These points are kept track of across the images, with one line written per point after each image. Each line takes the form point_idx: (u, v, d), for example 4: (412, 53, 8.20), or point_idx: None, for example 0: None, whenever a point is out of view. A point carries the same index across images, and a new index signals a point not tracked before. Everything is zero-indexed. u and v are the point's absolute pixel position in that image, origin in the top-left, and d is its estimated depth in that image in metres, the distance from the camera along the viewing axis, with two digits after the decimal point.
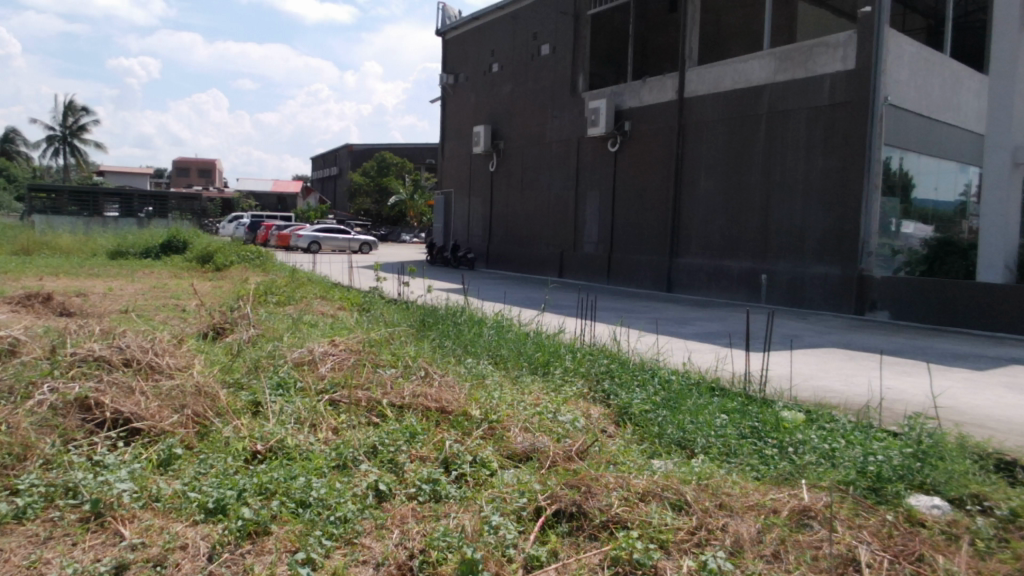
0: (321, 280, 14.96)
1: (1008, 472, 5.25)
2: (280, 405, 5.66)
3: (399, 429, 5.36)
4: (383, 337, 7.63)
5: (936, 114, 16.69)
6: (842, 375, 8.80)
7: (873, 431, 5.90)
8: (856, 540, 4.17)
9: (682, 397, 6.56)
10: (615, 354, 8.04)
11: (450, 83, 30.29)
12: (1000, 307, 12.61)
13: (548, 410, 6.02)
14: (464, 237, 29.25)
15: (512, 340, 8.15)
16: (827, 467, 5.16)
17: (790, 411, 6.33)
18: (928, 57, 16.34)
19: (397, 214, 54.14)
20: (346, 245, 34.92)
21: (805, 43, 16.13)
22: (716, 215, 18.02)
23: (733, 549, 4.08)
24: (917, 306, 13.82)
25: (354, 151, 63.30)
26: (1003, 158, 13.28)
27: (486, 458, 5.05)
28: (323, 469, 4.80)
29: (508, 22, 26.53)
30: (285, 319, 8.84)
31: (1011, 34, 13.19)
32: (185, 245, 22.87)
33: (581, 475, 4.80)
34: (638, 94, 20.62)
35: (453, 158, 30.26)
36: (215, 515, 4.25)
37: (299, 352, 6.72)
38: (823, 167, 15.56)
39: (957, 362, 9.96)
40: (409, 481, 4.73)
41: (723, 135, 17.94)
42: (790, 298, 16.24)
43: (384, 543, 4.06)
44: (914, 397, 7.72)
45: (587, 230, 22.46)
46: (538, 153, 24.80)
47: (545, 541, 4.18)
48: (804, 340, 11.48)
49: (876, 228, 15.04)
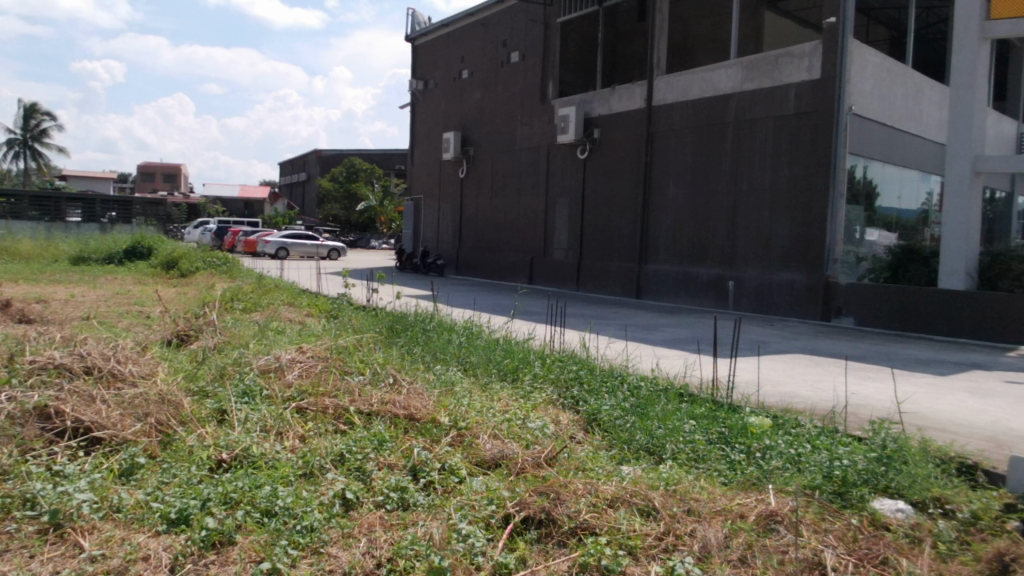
0: (288, 286, 14.83)
1: (970, 475, 5.33)
2: (246, 413, 5.58)
3: (367, 437, 5.31)
4: (351, 344, 7.57)
5: (899, 123, 16.98)
6: (808, 381, 8.90)
7: (839, 436, 5.97)
8: (821, 544, 4.21)
9: (651, 403, 6.60)
10: (584, 360, 8.07)
11: (419, 90, 30.23)
12: (961, 313, 12.87)
13: (517, 416, 6.01)
14: (434, 244, 29.15)
15: (482, 347, 8.14)
16: (793, 472, 5.21)
17: (757, 416, 6.39)
18: (891, 68, 16.64)
19: (365, 221, 53.82)
20: (314, 251, 34.66)
21: (772, 53, 16.33)
22: (685, 223, 18.17)
23: (701, 555, 4.10)
24: (882, 312, 14.03)
25: (323, 156, 63.09)
26: (964, 167, 13.55)
27: (454, 465, 5.02)
28: (290, 477, 4.75)
29: (477, 29, 26.56)
30: (251, 326, 8.74)
31: (971, 45, 13.46)
32: (149, 251, 22.51)
33: (549, 482, 4.80)
34: (607, 101, 20.71)
35: (423, 164, 30.17)
36: (178, 525, 4.17)
37: (266, 359, 6.64)
38: (789, 176, 15.75)
39: (920, 367, 10.13)
40: (377, 489, 4.69)
41: (691, 143, 18.09)
42: (757, 304, 16.40)
43: (351, 551, 4.01)
44: (879, 402, 7.83)
45: (557, 237, 22.53)
46: (507, 160, 24.83)
47: (513, 548, 4.16)
48: (771, 346, 11.59)
49: (841, 236, 15.26)
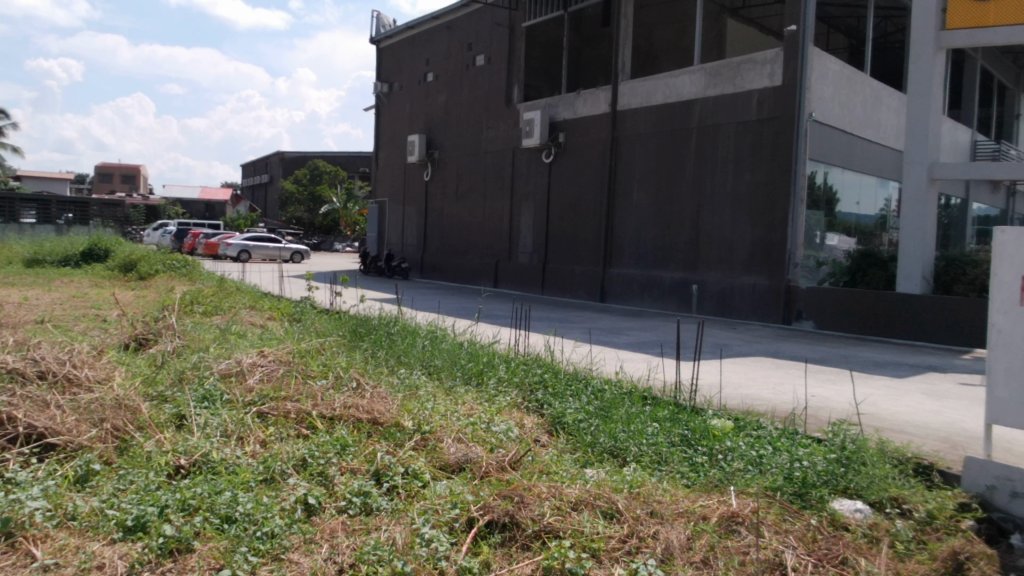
0: (250, 289, 14.64)
1: (926, 475, 5.43)
2: (205, 418, 5.49)
3: (329, 441, 5.26)
4: (314, 348, 7.48)
5: (858, 130, 17.28)
6: (769, 383, 9.00)
7: (799, 437, 6.05)
8: (782, 545, 4.26)
9: (614, 406, 6.63)
10: (548, 363, 8.08)
11: (384, 92, 30.10)
12: (918, 317, 13.15)
13: (481, 420, 5.99)
14: (398, 246, 29.03)
15: (447, 350, 8.10)
16: (754, 473, 5.27)
17: (719, 419, 6.44)
18: (850, 76, 16.92)
19: (329, 223, 53.42)
20: (277, 254, 34.32)
21: (734, 60, 16.51)
22: (649, 227, 18.31)
23: (664, 556, 4.12)
24: (842, 315, 14.28)
25: (286, 158, 62.55)
26: (921, 174, 13.82)
27: (418, 470, 4.99)
28: (250, 483, 4.67)
29: (443, 32, 26.52)
30: (211, 330, 8.58)
31: (926, 55, 13.71)
32: (106, 253, 22.10)
33: (513, 485, 4.79)
34: (572, 106, 20.79)
35: (388, 166, 30.02)
36: (134, 533, 4.09)
37: (226, 363, 6.54)
38: (751, 181, 15.96)
39: (877, 370, 10.31)
40: (339, 494, 4.65)
41: (654, 148, 18.24)
42: (719, 308, 16.57)
43: (313, 558, 3.96)
44: (838, 404, 7.95)
45: (522, 240, 22.57)
46: (473, 163, 24.82)
47: (477, 552, 4.15)
48: (733, 349, 11.72)
49: (802, 240, 15.48)
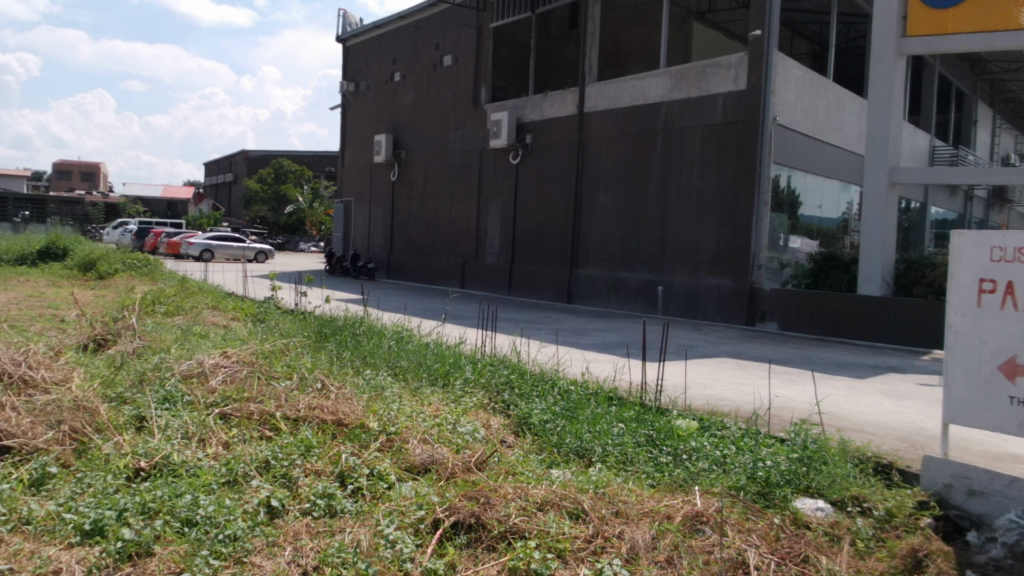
0: (213, 289, 14.45)
1: (885, 474, 5.52)
2: (166, 420, 5.40)
3: (294, 443, 5.20)
4: (278, 348, 7.39)
5: (820, 134, 17.52)
6: (733, 384, 9.09)
7: (762, 437, 6.11)
8: (745, 544, 4.30)
9: (580, 406, 6.65)
10: (515, 364, 8.09)
11: (350, 91, 29.91)
12: (879, 318, 13.39)
13: (447, 421, 5.97)
14: (365, 246, 28.86)
15: (413, 351, 8.06)
16: (717, 473, 5.31)
17: (683, 419, 6.49)
18: (813, 80, 17.15)
19: (294, 223, 52.99)
20: (240, 253, 33.93)
21: (699, 63, 16.66)
22: (615, 228, 18.40)
23: (628, 556, 4.13)
24: (804, 317, 14.50)
25: (250, 157, 61.89)
26: (881, 178, 14.04)
27: (384, 471, 4.96)
28: (212, 485, 4.60)
29: (410, 32, 26.42)
30: (172, 330, 8.44)
31: (887, 60, 13.98)
32: (65, 252, 21.68)
33: (480, 486, 4.78)
34: (540, 107, 20.84)
35: (354, 166, 29.82)
36: (92, 537, 4.01)
37: (188, 363, 6.44)
38: (716, 184, 16.12)
39: (839, 371, 10.46)
40: (303, 496, 4.60)
41: (621, 150, 18.33)
42: (684, 310, 16.70)
43: (276, 561, 3.92)
44: (800, 405, 8.05)
45: (489, 242, 22.57)
46: (440, 163, 24.76)
47: (442, 554, 4.12)
48: (698, 350, 11.80)
49: (766, 243, 15.66)
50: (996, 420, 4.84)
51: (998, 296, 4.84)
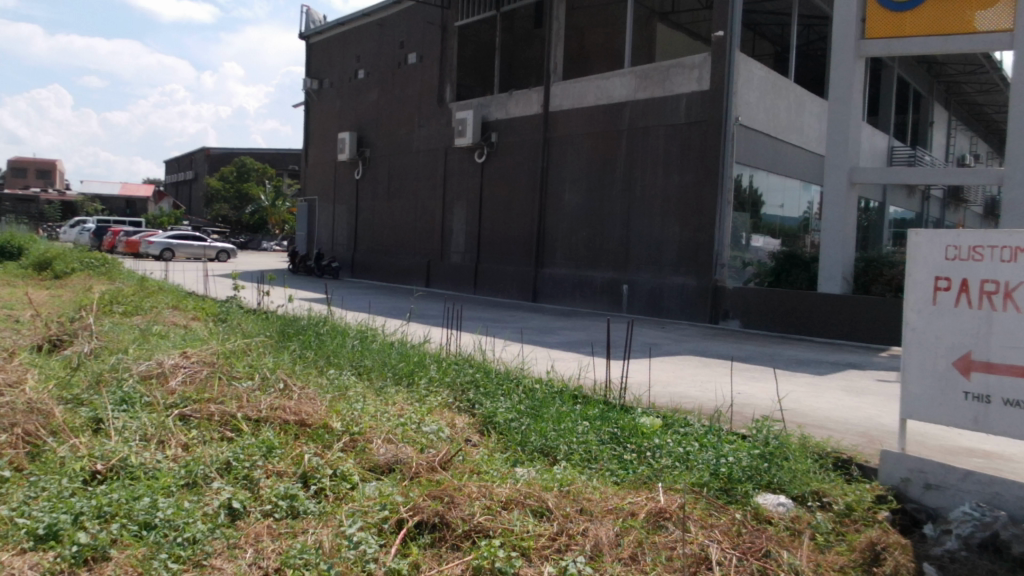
0: (173, 289, 14.20)
1: (844, 469, 5.60)
2: (123, 422, 5.30)
3: (255, 444, 5.13)
4: (240, 348, 7.30)
5: (782, 134, 17.74)
6: (697, 381, 9.17)
7: (724, 434, 6.16)
8: (708, 539, 4.35)
9: (545, 405, 6.65)
10: (480, 363, 8.07)
11: (313, 89, 29.68)
12: (839, 315, 13.61)
13: (411, 420, 5.94)
14: (329, 245, 28.66)
15: (377, 351, 8.01)
16: (681, 470, 5.35)
17: (648, 417, 6.52)
18: (775, 81, 17.36)
19: (256, 221, 52.46)
20: (201, 252, 33.47)
21: (663, 63, 16.79)
22: (580, 227, 18.48)
23: (592, 553, 4.15)
24: (766, 315, 14.68)
25: (212, 155, 61.09)
26: (841, 177, 14.23)
27: (347, 471, 4.92)
28: (171, 488, 4.52)
29: (373, 29, 26.28)
30: (130, 330, 8.30)
31: (847, 62, 14.17)
32: (20, 250, 21.18)
33: (443, 486, 4.77)
34: (504, 106, 20.85)
35: (318, 164, 29.58)
36: (46, 541, 3.92)
37: (147, 364, 6.33)
38: (680, 183, 16.27)
39: (801, 368, 10.60)
40: (264, 498, 4.54)
41: (586, 149, 18.40)
42: (649, 308, 16.82)
43: (236, 563, 3.86)
44: (761, 401, 8.15)
45: (454, 241, 22.53)
46: (404, 162, 24.64)
47: (406, 554, 4.10)
48: (662, 348, 11.89)
49: (729, 242, 15.83)
50: (952, 415, 4.93)
51: (953, 294, 4.94)
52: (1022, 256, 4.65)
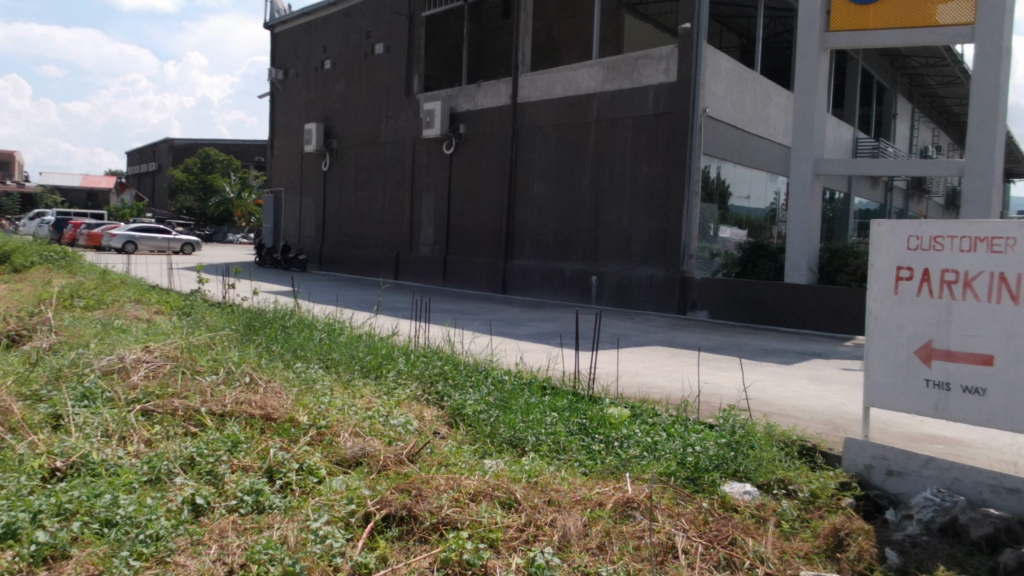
0: (136, 282, 13.96)
1: (809, 457, 5.68)
2: (84, 418, 5.21)
3: (220, 439, 5.07)
4: (204, 343, 7.19)
5: (748, 126, 17.88)
6: (664, 372, 9.24)
7: (691, 423, 6.21)
8: (674, 528, 4.38)
9: (514, 396, 6.66)
10: (448, 355, 8.05)
11: (279, 79, 29.33)
12: (804, 305, 13.78)
13: (379, 414, 5.92)
14: (296, 237, 28.39)
15: (345, 344, 7.95)
16: (649, 459, 5.39)
17: (616, 407, 6.55)
18: (741, 73, 17.48)
19: (221, 213, 51.78)
20: (166, 245, 33.01)
21: (630, 55, 16.83)
22: (549, 219, 18.50)
23: (560, 544, 4.16)
24: (733, 306, 14.82)
25: (175, 146, 60.14)
26: (806, 169, 14.36)
27: (313, 465, 4.89)
28: (133, 484, 4.46)
29: (340, 19, 26.03)
30: (91, 325, 8.14)
31: (812, 54, 14.26)
32: None
33: (411, 478, 4.75)
34: (473, 98, 20.78)
35: (284, 156, 29.27)
36: (4, 541, 3.84)
37: (108, 359, 6.23)
38: (648, 175, 16.34)
39: (767, 357, 10.72)
40: (229, 493, 4.49)
41: (554, 140, 18.41)
42: (617, 299, 16.89)
43: (200, 559, 3.82)
44: (728, 391, 8.23)
45: (422, 232, 22.42)
46: (372, 153, 24.47)
47: (374, 547, 4.09)
48: (630, 339, 11.95)
49: (696, 233, 15.94)
50: (913, 402, 5.01)
51: (914, 284, 5.02)
52: (981, 246, 4.74)
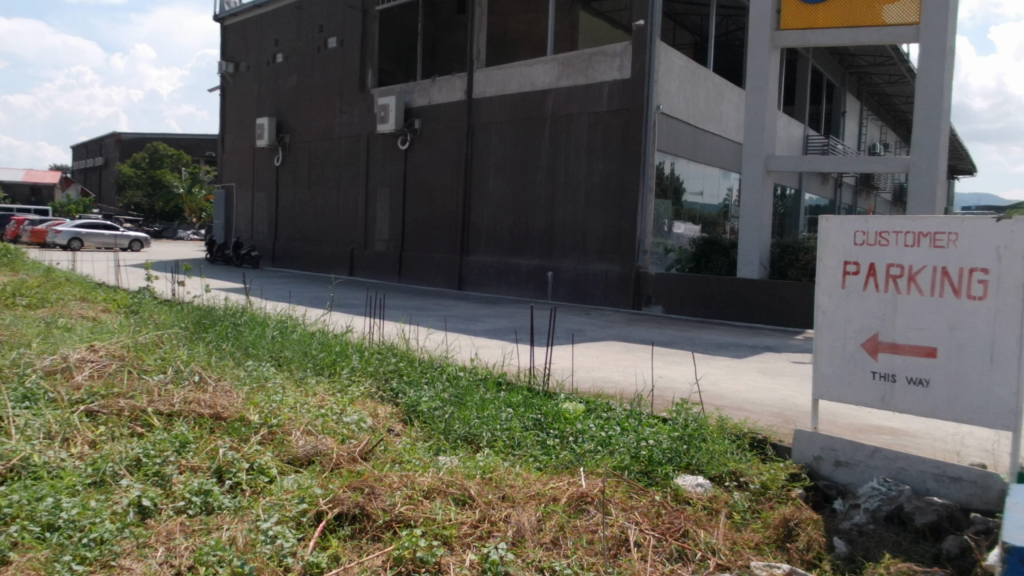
0: (81, 279, 13.61)
1: (760, 449, 5.76)
2: (25, 419, 5.07)
3: (167, 439, 4.96)
4: (151, 341, 7.05)
5: (701, 123, 18.06)
6: (619, 366, 9.32)
7: (645, 417, 6.26)
8: (627, 521, 4.42)
9: (469, 393, 6.64)
10: (402, 351, 8.01)
11: (229, 72, 28.87)
12: (756, 300, 13.99)
13: (332, 412, 5.85)
14: (248, 234, 27.99)
15: (297, 341, 7.85)
16: (603, 454, 5.41)
17: (571, 402, 6.58)
18: (694, 70, 17.65)
19: (171, 209, 50.88)
20: (113, 242, 32.30)
21: (585, 51, 16.90)
22: (504, 214, 18.50)
23: (514, 539, 4.16)
24: (687, 300, 14.98)
25: (122, 140, 58.88)
26: (758, 165, 14.54)
27: (264, 464, 4.82)
28: (77, 487, 4.35)
29: (292, 12, 25.69)
30: (34, 323, 7.94)
31: (763, 53, 14.41)
32: None
33: (364, 477, 4.71)
34: (427, 92, 20.68)
35: (236, 151, 28.82)
36: None
37: (50, 359, 6.07)
38: (602, 171, 16.44)
39: (720, 351, 10.86)
40: (176, 494, 4.40)
41: (510, 135, 18.40)
42: (573, 294, 16.97)
43: (146, 563, 3.75)
44: (681, 385, 8.33)
45: (377, 228, 22.25)
46: (326, 148, 24.22)
47: (326, 547, 4.05)
48: (585, 335, 12.01)
49: (651, 229, 16.09)
50: (860, 395, 5.11)
51: (861, 278, 5.12)
52: (924, 241, 4.84)
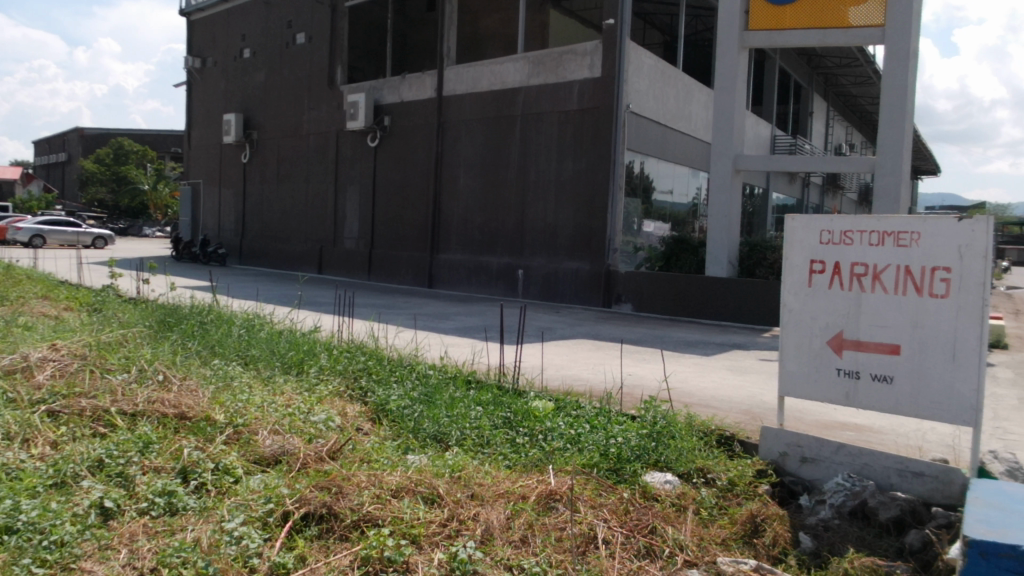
0: (43, 277, 13.34)
1: (727, 446, 5.80)
2: None
3: (130, 439, 4.89)
4: (113, 339, 6.94)
5: (670, 122, 18.17)
6: (589, 364, 9.35)
7: (614, 415, 6.28)
8: (595, 519, 4.44)
9: (438, 392, 6.60)
10: (371, 349, 7.97)
11: (196, 67, 28.49)
12: (725, 299, 14.11)
13: (300, 411, 5.80)
14: (215, 231, 27.67)
15: (265, 340, 7.77)
16: (572, 451, 5.42)
17: (540, 401, 6.58)
18: (664, 70, 17.75)
19: (136, 205, 50.16)
20: (77, 239, 31.77)
21: (556, 50, 16.92)
22: (475, 212, 18.47)
23: (482, 538, 4.15)
24: (656, 298, 15.06)
25: (85, 135, 57.91)
26: (726, 164, 14.65)
27: (229, 464, 4.77)
28: (37, 488, 4.27)
29: (260, 7, 25.42)
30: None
31: (731, 53, 14.51)
32: None
33: (332, 476, 4.67)
34: (397, 89, 20.56)
35: (202, 147, 28.47)
36: None
37: (9, 359, 5.94)
38: (573, 169, 16.47)
39: (688, 349, 10.93)
40: (140, 495, 4.34)
41: (480, 133, 18.37)
42: (544, 292, 16.99)
43: (108, 565, 3.69)
44: (649, 382, 8.37)
45: (347, 225, 22.11)
46: (294, 145, 24.01)
47: (292, 547, 4.02)
48: (555, 333, 12.03)
49: (621, 227, 16.15)
50: (825, 392, 5.17)
51: (826, 276, 5.18)
52: (888, 240, 4.91)
